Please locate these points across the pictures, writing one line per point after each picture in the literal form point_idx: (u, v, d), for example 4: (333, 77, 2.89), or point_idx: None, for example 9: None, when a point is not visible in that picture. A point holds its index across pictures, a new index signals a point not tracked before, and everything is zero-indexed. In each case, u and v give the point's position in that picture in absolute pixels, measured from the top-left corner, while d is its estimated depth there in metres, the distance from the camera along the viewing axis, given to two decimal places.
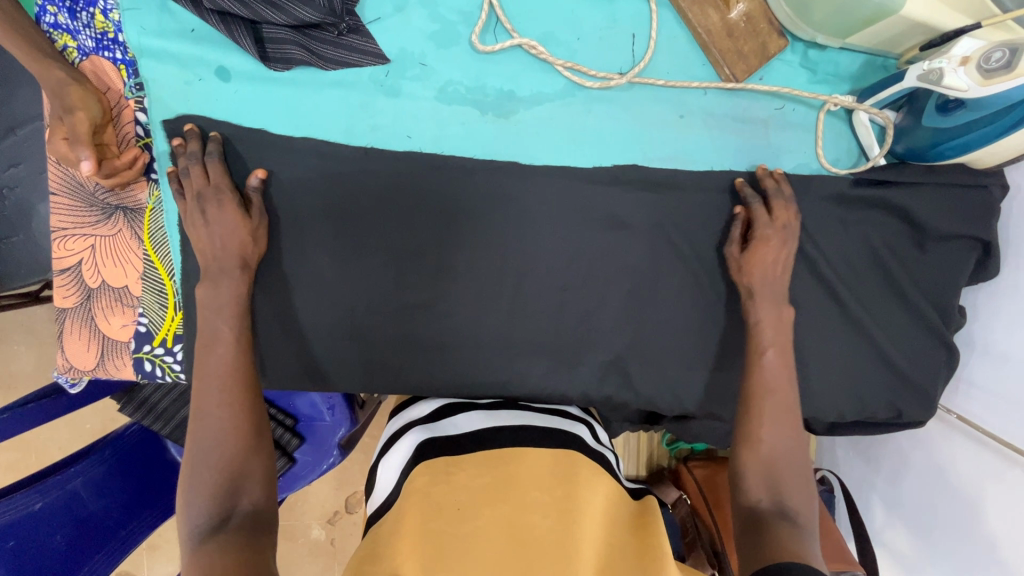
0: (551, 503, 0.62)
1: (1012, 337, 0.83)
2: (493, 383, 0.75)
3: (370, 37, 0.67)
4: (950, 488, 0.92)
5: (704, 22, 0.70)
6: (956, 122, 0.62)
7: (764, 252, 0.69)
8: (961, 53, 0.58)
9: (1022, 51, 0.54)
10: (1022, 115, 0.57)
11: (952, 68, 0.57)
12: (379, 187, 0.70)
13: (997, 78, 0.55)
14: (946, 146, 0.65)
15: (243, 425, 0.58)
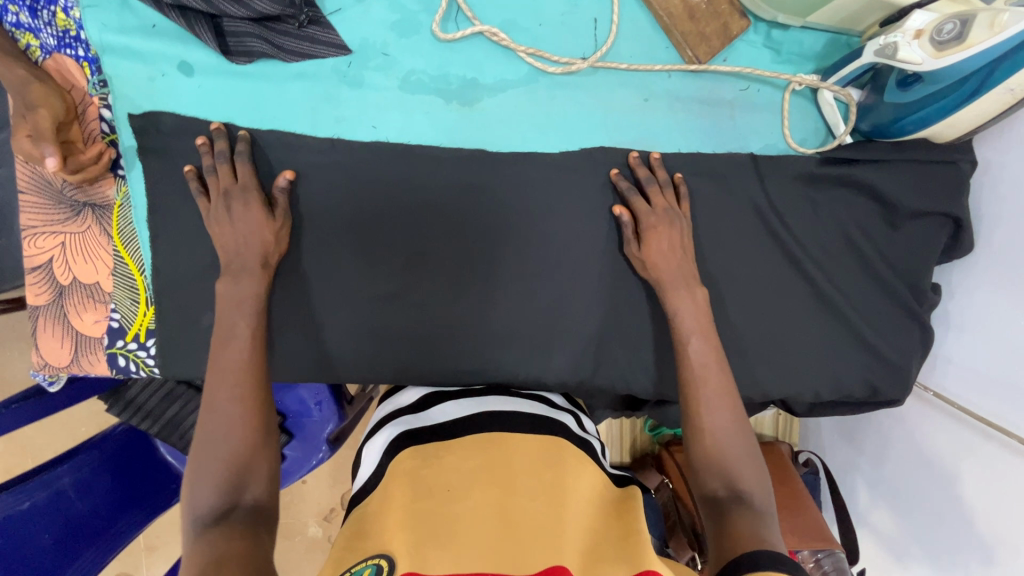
0: (540, 487, 0.59)
1: (988, 313, 0.83)
2: (467, 371, 0.76)
3: (331, 29, 0.67)
4: (932, 468, 0.93)
5: (665, 4, 0.70)
6: (916, 96, 0.62)
7: (661, 230, 0.69)
8: (915, 27, 0.58)
9: (972, 22, 0.54)
10: (976, 86, 0.57)
11: (906, 42, 0.58)
12: (345, 178, 0.70)
13: (949, 49, 0.55)
14: (907, 121, 0.65)
15: (261, 423, 0.58)
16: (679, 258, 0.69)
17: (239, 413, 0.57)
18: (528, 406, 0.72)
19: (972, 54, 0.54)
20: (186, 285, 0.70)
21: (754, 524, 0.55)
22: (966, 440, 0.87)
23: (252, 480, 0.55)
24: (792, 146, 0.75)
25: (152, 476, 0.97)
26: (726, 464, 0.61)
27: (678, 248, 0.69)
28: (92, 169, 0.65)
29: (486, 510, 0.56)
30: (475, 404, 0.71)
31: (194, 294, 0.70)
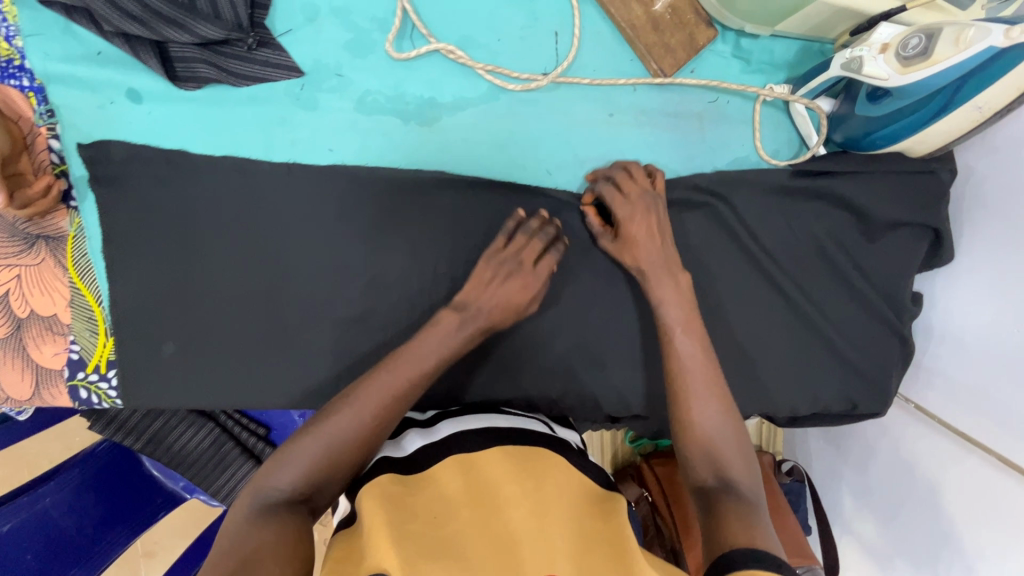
0: (524, 496, 0.63)
1: (970, 323, 0.81)
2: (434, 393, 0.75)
3: (282, 50, 0.65)
4: (913, 475, 0.90)
5: (627, 16, 0.68)
6: (885, 110, 0.59)
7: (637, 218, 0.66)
8: (881, 41, 0.56)
9: (938, 36, 0.52)
10: (945, 101, 0.55)
11: (872, 56, 0.55)
12: (304, 202, 0.69)
13: (917, 64, 0.53)
14: (878, 135, 0.62)
15: (366, 434, 0.60)
16: (659, 246, 0.66)
17: (364, 422, 0.60)
18: (505, 421, 0.72)
19: (939, 70, 0.52)
20: (144, 315, 0.69)
21: (744, 513, 0.53)
22: (949, 449, 0.85)
23: (329, 481, 0.58)
24: (761, 159, 0.73)
25: (140, 489, 0.95)
26: (713, 458, 0.59)
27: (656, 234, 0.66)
28: (43, 202, 0.64)
29: (477, 528, 0.58)
30: (445, 429, 0.70)
31: (153, 324, 0.69)
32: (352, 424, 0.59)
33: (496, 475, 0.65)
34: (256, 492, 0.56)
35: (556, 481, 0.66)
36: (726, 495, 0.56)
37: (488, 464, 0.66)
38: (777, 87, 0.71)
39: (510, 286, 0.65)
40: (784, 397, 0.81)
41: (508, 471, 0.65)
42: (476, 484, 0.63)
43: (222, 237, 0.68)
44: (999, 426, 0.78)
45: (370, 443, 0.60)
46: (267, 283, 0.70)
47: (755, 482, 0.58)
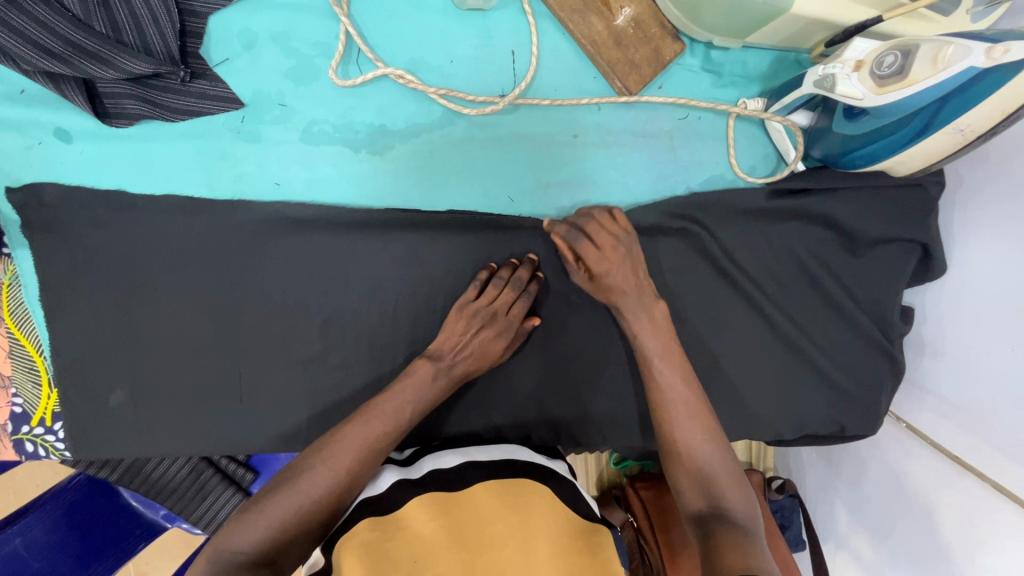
0: (511, 534, 0.59)
1: (962, 340, 0.77)
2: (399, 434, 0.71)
3: (219, 81, 0.62)
4: (907, 496, 0.87)
5: (588, 31, 0.63)
6: (863, 129, 0.55)
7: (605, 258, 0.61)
8: (854, 57, 0.51)
9: (914, 54, 0.47)
10: (926, 121, 0.50)
11: (845, 75, 0.51)
12: (250, 241, 0.65)
13: (892, 85, 0.48)
14: (857, 154, 0.58)
15: (336, 485, 0.54)
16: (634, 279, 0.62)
17: (336, 475, 0.54)
18: (492, 452, 0.67)
19: (916, 91, 0.47)
20: (88, 366, 0.65)
21: (746, 546, 0.49)
22: (943, 470, 0.81)
23: (294, 545, 0.52)
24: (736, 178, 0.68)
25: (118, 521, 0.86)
26: (708, 485, 0.56)
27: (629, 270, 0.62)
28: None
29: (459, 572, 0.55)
30: (428, 462, 0.65)
31: (98, 374, 0.66)
32: (325, 477, 0.54)
33: (478, 515, 0.60)
34: (214, 551, 0.50)
35: (544, 517, 0.61)
36: (722, 525, 0.52)
37: (472, 504, 0.61)
38: (749, 102, 0.67)
39: (482, 335, 0.62)
40: (769, 422, 0.78)
41: (491, 510, 0.61)
42: (458, 526, 0.59)
43: (164, 280, 0.65)
44: (997, 449, 0.73)
45: (346, 495, 0.54)
46: (216, 327, 0.66)
47: (754, 513, 0.54)
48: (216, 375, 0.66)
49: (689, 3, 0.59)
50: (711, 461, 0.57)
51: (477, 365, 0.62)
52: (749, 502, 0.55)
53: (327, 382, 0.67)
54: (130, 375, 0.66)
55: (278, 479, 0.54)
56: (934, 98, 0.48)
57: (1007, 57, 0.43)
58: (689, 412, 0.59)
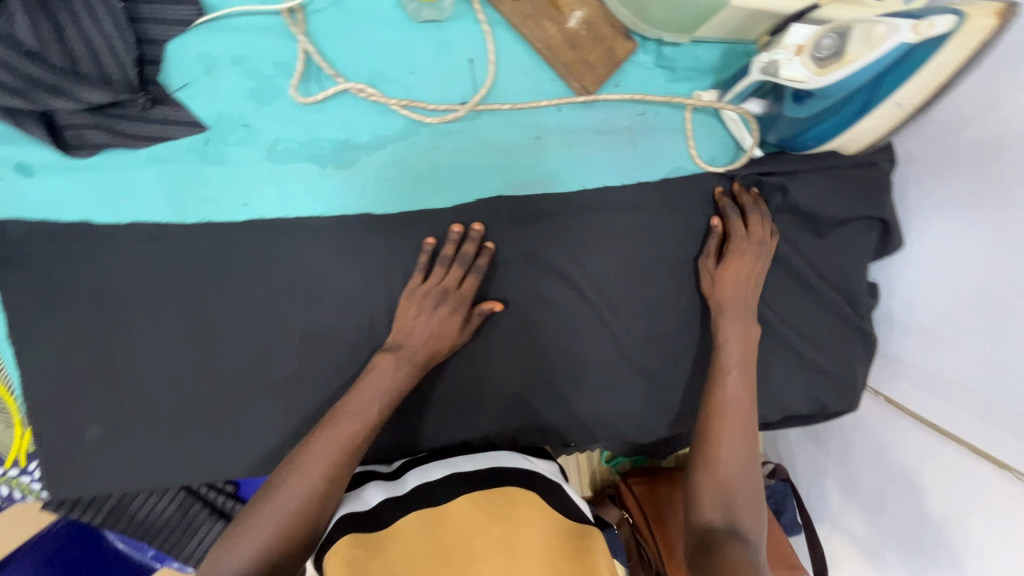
0: (494, 545, 0.62)
1: (929, 311, 0.79)
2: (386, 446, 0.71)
3: (180, 106, 0.62)
4: (894, 468, 0.88)
5: (542, 36, 0.65)
6: (810, 111, 0.57)
7: (742, 257, 0.68)
8: (796, 41, 0.54)
9: (849, 35, 0.49)
10: (865, 99, 0.53)
11: (788, 59, 0.54)
12: (222, 262, 0.65)
13: (832, 66, 0.51)
14: (809, 134, 0.61)
15: (313, 494, 0.55)
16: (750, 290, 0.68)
17: (313, 483, 0.55)
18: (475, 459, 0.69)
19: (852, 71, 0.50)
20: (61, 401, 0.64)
21: (748, 559, 0.53)
22: (923, 439, 0.83)
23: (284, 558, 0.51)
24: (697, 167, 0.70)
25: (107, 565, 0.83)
26: (726, 500, 0.59)
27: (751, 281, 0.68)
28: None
29: None
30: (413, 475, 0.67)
31: (74, 409, 0.65)
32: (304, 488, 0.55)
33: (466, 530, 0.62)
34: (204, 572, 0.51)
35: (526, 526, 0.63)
36: (732, 542, 0.55)
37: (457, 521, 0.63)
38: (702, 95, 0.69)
39: (437, 312, 0.64)
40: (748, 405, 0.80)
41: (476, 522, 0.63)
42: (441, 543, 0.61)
43: (135, 309, 0.64)
44: (971, 415, 0.75)
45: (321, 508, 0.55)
46: (191, 353, 0.65)
47: (762, 533, 0.58)
48: (194, 400, 0.66)
49: (637, 2, 0.62)
50: (731, 471, 0.60)
51: (435, 348, 0.64)
52: (759, 517, 0.59)
53: (308, 400, 0.66)
54: (106, 407, 0.65)
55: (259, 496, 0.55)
56: (871, 77, 0.50)
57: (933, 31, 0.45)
58: (729, 434, 0.62)
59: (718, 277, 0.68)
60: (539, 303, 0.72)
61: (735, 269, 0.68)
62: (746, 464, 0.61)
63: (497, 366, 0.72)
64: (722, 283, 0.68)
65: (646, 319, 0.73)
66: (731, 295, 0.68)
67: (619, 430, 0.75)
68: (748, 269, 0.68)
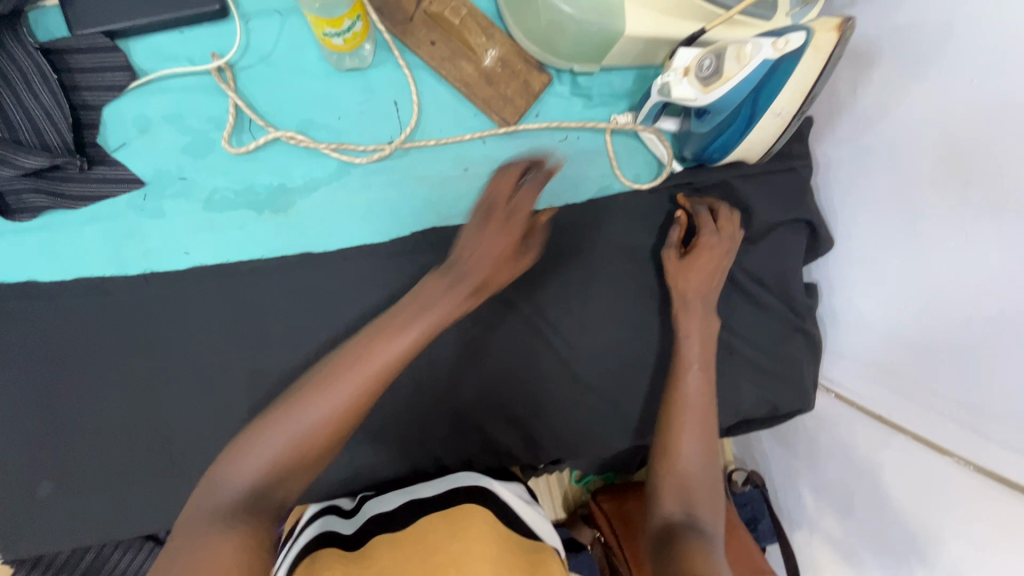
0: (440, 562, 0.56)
1: (868, 306, 0.80)
2: (338, 481, 0.72)
3: (118, 165, 0.65)
4: (857, 465, 0.87)
5: (459, 75, 0.70)
6: (709, 126, 0.61)
7: (708, 252, 0.69)
8: (683, 64, 0.58)
9: (725, 55, 0.54)
10: (752, 110, 0.56)
11: (677, 80, 0.57)
12: (163, 310, 0.67)
13: (715, 84, 0.55)
14: (712, 149, 0.63)
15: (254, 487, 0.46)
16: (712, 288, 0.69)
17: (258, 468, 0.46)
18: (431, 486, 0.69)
19: (733, 85, 0.54)
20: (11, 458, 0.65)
21: (703, 551, 0.52)
22: (878, 434, 0.82)
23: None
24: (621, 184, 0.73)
25: None
26: (684, 493, 0.59)
27: (716, 276, 0.69)
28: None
29: None
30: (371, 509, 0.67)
31: (23, 467, 0.65)
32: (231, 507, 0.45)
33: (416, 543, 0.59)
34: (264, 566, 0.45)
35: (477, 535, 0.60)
36: (689, 534, 0.54)
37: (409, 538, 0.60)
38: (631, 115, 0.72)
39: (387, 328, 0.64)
40: None
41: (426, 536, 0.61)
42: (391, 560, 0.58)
43: (78, 362, 0.65)
44: (917, 403, 0.75)
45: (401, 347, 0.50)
46: (138, 402, 0.66)
47: (718, 523, 0.57)
48: (140, 448, 0.66)
49: (543, 38, 0.66)
50: (690, 464, 0.60)
51: None
52: (715, 510, 0.58)
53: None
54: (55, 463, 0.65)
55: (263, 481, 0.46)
56: (749, 91, 0.55)
57: (789, 47, 0.50)
58: (691, 427, 0.62)
59: (684, 271, 0.69)
60: (479, 326, 0.74)
61: (702, 265, 0.68)
62: (703, 458, 0.61)
63: (444, 392, 0.74)
64: (686, 277, 0.68)
65: (587, 335, 0.75)
66: (696, 291, 0.68)
67: (571, 447, 0.75)
68: (713, 264, 0.69)
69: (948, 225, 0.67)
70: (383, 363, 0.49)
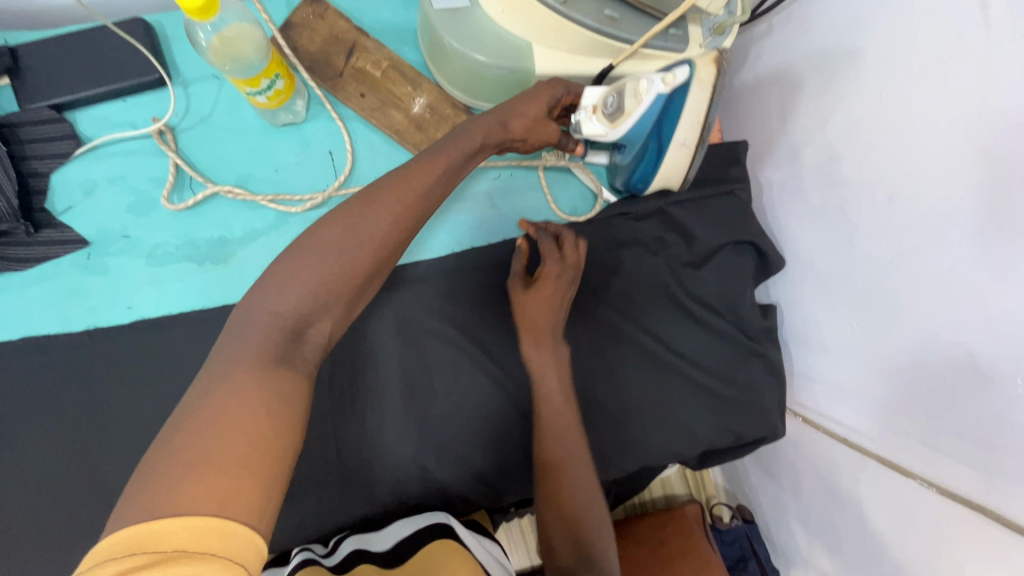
0: None
1: (825, 324, 0.77)
2: (280, 534, 0.70)
3: (65, 227, 0.68)
4: (837, 493, 0.81)
5: (390, 123, 0.72)
6: (631, 159, 0.63)
7: (548, 280, 0.68)
8: (591, 102, 0.59)
9: (624, 92, 0.55)
10: (660, 141, 0.57)
11: (587, 118, 0.59)
12: (104, 365, 0.68)
13: (619, 119, 0.56)
14: (636, 180, 0.66)
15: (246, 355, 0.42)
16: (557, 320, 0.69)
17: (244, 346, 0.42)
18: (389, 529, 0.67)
19: (634, 120, 0.55)
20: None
21: None
22: (853, 457, 0.76)
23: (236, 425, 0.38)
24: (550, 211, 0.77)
25: None
26: (576, 537, 0.62)
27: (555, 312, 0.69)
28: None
29: None
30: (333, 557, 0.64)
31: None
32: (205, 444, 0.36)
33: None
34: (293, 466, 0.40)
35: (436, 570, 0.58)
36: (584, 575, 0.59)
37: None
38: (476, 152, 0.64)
39: None
40: (657, 444, 0.78)
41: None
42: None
43: (20, 421, 0.66)
44: (885, 421, 0.69)
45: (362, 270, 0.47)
46: (79, 461, 0.66)
47: (610, 542, 0.63)
48: (72, 509, 0.65)
49: (466, 84, 0.69)
50: (575, 507, 0.63)
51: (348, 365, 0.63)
52: (607, 532, 0.64)
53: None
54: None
55: (225, 412, 0.38)
56: (653, 125, 0.56)
57: (677, 82, 0.52)
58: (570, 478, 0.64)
59: (525, 299, 0.69)
60: (422, 364, 0.74)
61: (541, 296, 0.68)
62: (589, 489, 0.65)
63: (389, 434, 0.73)
64: (525, 304, 0.69)
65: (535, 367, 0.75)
66: (540, 321, 0.68)
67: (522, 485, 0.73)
68: (554, 295, 0.68)
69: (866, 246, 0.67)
70: (339, 277, 0.46)
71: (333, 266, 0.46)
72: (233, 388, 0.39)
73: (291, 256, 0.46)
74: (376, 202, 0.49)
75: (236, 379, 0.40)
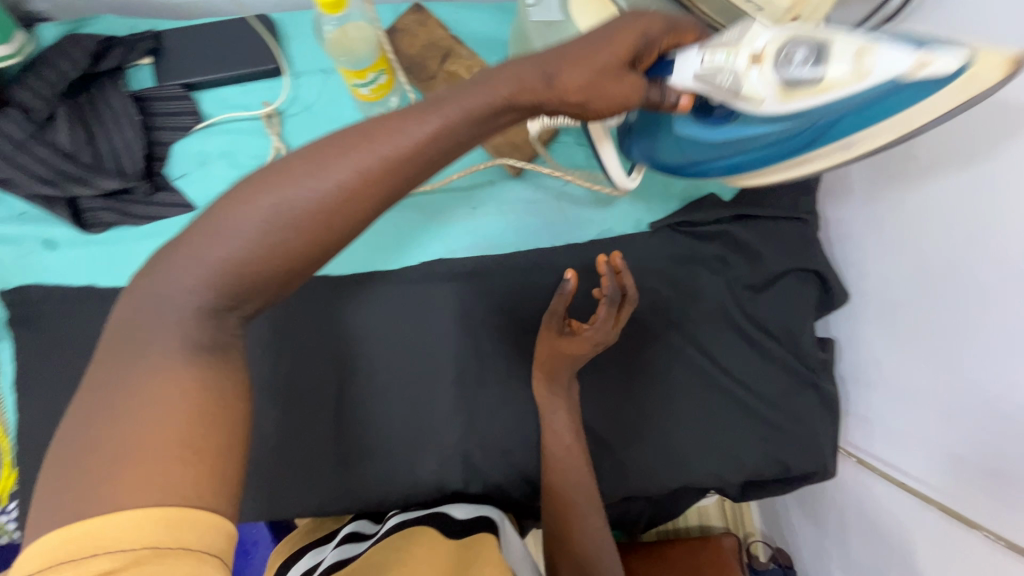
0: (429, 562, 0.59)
1: (891, 363, 0.75)
2: (329, 497, 0.73)
3: (177, 191, 0.76)
4: (888, 544, 0.77)
5: None
6: (743, 133, 0.50)
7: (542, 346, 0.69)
8: (754, 44, 0.44)
9: (828, 51, 0.42)
10: (791, 150, 0.50)
11: (744, 70, 0.44)
12: None
13: (802, 89, 0.43)
14: (709, 164, 0.57)
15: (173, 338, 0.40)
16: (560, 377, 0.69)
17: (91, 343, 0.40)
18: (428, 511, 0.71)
19: (828, 99, 0.43)
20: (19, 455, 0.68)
21: None
22: (910, 508, 0.72)
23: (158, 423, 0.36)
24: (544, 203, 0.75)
25: None
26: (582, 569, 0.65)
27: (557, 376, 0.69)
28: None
29: None
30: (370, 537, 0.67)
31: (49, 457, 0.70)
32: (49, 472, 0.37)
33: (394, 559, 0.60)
34: (241, 453, 0.39)
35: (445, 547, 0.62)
36: None
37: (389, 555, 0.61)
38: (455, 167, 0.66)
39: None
40: (702, 466, 0.77)
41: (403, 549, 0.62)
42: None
43: None
44: (951, 473, 0.66)
45: (297, 253, 0.41)
46: None
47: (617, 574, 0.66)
48: None
49: None
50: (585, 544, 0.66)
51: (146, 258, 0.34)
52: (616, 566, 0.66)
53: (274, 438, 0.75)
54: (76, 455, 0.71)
55: (146, 416, 0.37)
56: (846, 109, 0.43)
57: (931, 70, 0.39)
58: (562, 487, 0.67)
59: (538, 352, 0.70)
60: (477, 354, 0.77)
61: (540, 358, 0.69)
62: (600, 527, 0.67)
63: (438, 418, 0.75)
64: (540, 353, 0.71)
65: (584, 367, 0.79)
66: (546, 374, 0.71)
67: None
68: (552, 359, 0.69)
69: (937, 283, 0.65)
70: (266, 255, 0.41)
71: (261, 248, 0.40)
72: (149, 379, 0.38)
73: (223, 216, 0.41)
74: (341, 156, 0.42)
75: (149, 369, 0.38)
